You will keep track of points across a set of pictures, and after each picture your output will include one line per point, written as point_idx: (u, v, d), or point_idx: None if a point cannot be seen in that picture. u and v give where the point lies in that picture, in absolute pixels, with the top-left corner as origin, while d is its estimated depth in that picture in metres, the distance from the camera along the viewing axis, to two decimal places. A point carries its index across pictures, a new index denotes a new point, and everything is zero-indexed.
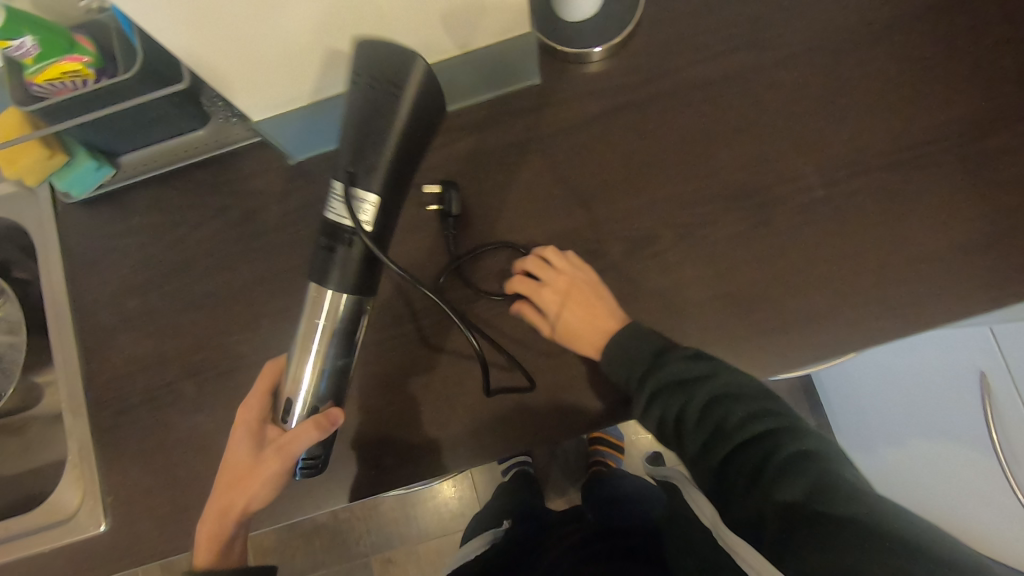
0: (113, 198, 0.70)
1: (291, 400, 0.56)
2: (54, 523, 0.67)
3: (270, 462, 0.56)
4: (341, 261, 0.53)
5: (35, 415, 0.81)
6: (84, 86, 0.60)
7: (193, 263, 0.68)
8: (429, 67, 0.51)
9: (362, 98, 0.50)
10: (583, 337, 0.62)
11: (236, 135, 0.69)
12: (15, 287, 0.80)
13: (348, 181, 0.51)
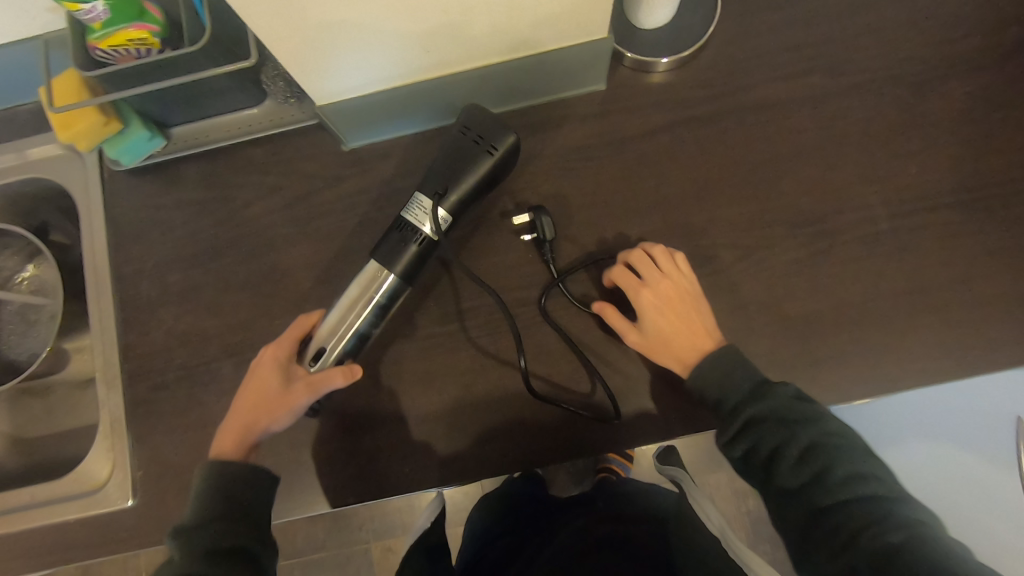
0: (163, 170, 0.69)
1: (321, 345, 0.58)
2: (81, 492, 0.67)
3: (297, 394, 0.57)
4: (405, 250, 0.59)
5: (57, 382, 0.80)
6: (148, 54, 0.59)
7: (238, 242, 0.67)
8: (518, 142, 0.60)
9: (462, 146, 0.60)
10: (672, 348, 0.59)
11: (292, 116, 0.68)
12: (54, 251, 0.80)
13: (434, 198, 0.59)
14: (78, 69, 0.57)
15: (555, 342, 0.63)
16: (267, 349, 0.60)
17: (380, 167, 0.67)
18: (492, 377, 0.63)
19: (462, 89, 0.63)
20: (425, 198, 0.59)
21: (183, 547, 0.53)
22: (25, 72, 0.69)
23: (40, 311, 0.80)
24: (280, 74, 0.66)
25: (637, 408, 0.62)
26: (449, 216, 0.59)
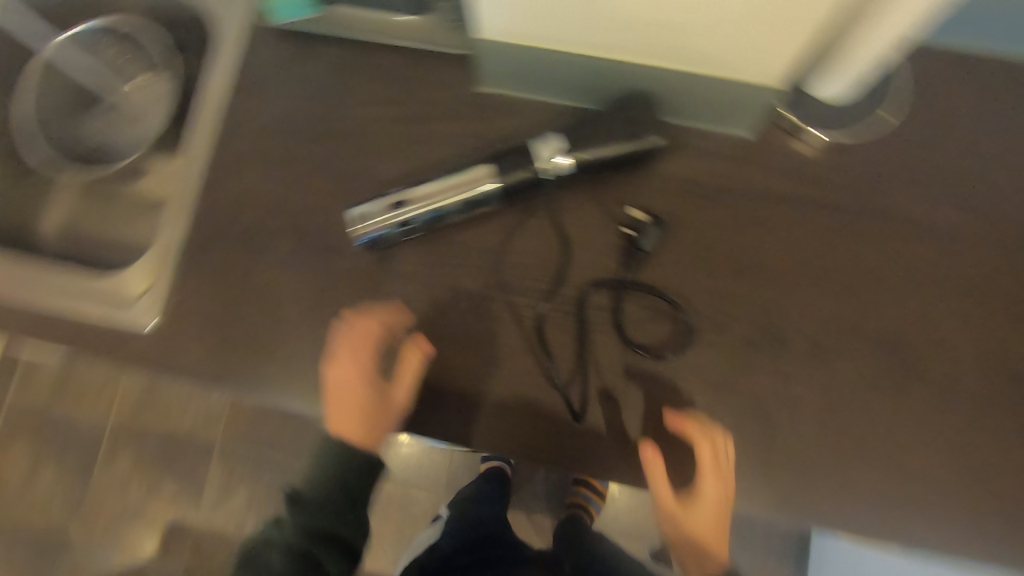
0: (303, 40, 0.69)
1: (398, 204, 0.60)
2: (108, 298, 0.67)
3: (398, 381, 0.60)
4: (516, 171, 0.59)
5: (130, 192, 0.82)
6: None
7: (344, 134, 0.67)
8: (659, 149, 0.61)
9: (614, 124, 0.60)
10: (699, 528, 0.61)
11: (442, 39, 0.66)
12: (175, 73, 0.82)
13: (567, 146, 0.59)
14: None
15: (598, 355, 0.60)
16: (346, 352, 0.61)
17: (502, 121, 0.66)
18: (522, 362, 0.60)
19: (616, 80, 0.62)
20: (556, 140, 0.59)
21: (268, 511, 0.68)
22: None
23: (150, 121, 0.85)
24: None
25: (653, 452, 0.59)
26: (568, 166, 0.60)
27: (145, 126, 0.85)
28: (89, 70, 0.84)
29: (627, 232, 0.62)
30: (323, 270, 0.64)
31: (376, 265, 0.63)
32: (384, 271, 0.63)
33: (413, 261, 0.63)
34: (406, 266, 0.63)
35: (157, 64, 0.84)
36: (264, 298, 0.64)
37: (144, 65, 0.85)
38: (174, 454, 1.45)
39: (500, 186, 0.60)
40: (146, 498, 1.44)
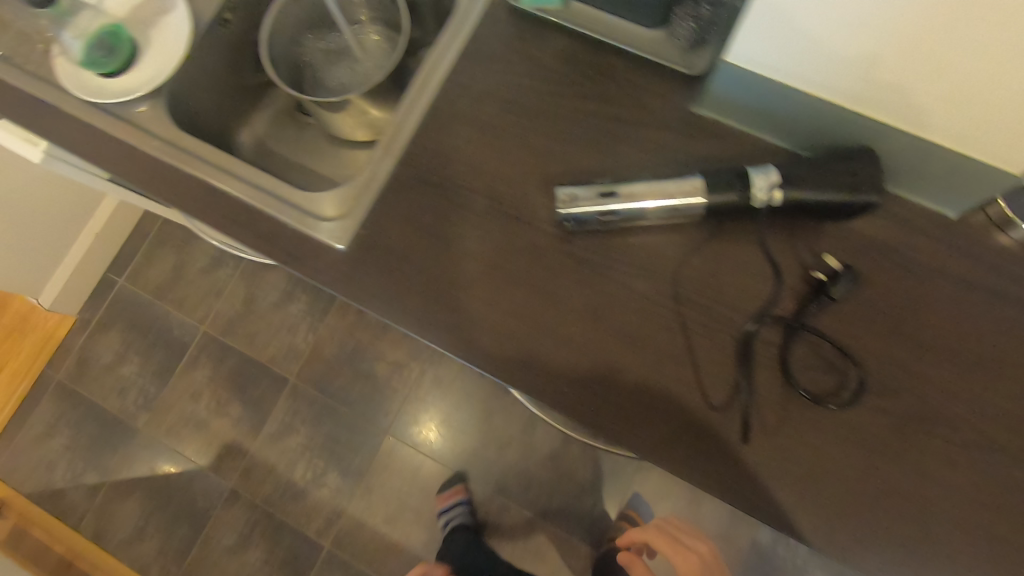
0: (538, 26, 0.72)
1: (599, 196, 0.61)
2: (303, 210, 0.69)
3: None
4: (724, 193, 0.60)
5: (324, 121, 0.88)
6: None
7: (557, 118, 0.69)
8: (875, 206, 0.60)
9: (834, 170, 0.60)
10: None
11: (670, 55, 0.69)
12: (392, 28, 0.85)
13: (782, 181, 0.59)
14: None
15: (762, 389, 0.60)
16: None
17: (712, 144, 0.67)
18: (683, 374, 0.62)
19: (843, 130, 0.63)
20: (773, 172, 0.59)
21: None
22: None
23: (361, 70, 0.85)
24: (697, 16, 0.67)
25: (793, 497, 0.59)
26: (779, 201, 0.60)
27: (356, 69, 0.86)
28: (321, 2, 0.82)
29: (821, 276, 0.62)
30: (510, 239, 0.66)
31: (562, 247, 0.65)
32: (567, 255, 0.65)
33: (600, 253, 0.65)
34: (590, 255, 0.65)
35: (385, 18, 0.85)
36: (449, 249, 0.66)
37: (370, 11, 0.85)
38: (248, 381, 1.50)
39: (705, 202, 0.61)
40: (211, 415, 1.49)
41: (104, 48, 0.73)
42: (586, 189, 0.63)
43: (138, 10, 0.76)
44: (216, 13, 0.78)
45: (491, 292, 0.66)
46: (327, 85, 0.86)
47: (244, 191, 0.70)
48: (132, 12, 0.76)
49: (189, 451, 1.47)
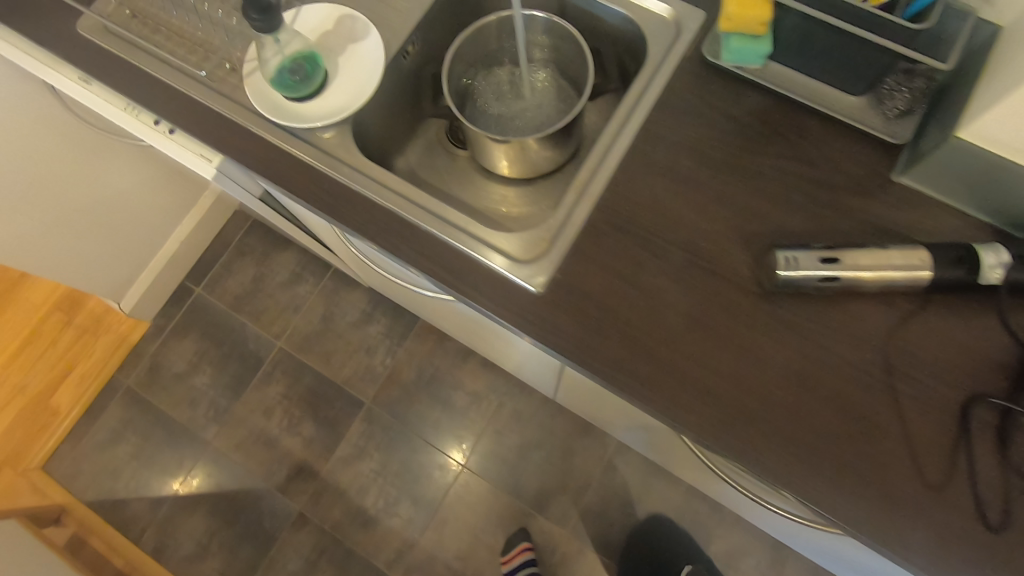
0: (735, 84, 0.72)
1: (821, 262, 0.60)
2: (496, 247, 0.68)
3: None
4: (950, 270, 0.59)
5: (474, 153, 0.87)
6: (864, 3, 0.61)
7: (754, 176, 0.69)
8: None
9: None
10: None
11: (872, 122, 0.69)
12: (561, 74, 0.86)
13: (1015, 262, 0.59)
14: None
15: (982, 470, 0.58)
16: None
17: (919, 214, 0.66)
18: (895, 450, 0.60)
19: None
20: (1003, 251, 0.59)
21: None
22: None
23: (524, 114, 0.86)
24: (905, 88, 0.67)
25: None
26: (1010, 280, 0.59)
27: (534, 113, 0.86)
28: (512, 36, 0.82)
29: None
30: (711, 295, 0.65)
31: (765, 308, 0.64)
32: (771, 317, 0.64)
33: (805, 317, 0.64)
34: (795, 319, 0.64)
35: (564, 69, 0.86)
36: (648, 302, 0.65)
37: (545, 54, 0.86)
38: (322, 400, 1.48)
39: (930, 277, 0.60)
40: (283, 432, 1.46)
41: (297, 73, 0.73)
42: (806, 252, 0.61)
43: (328, 38, 0.77)
44: (401, 46, 0.78)
45: (692, 348, 0.64)
46: (505, 126, 0.86)
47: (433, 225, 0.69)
48: (322, 39, 0.77)
49: (258, 468, 1.44)
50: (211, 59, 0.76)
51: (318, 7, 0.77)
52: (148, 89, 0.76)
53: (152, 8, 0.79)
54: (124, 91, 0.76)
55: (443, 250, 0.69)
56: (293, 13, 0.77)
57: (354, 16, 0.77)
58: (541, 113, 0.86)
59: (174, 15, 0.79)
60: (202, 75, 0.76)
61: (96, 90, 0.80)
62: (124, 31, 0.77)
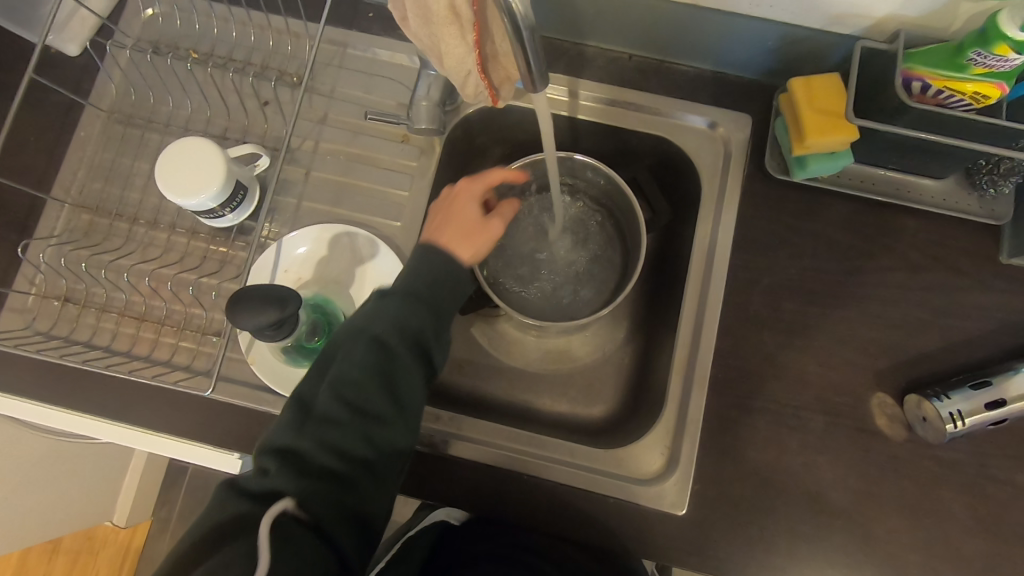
0: (809, 196, 0.64)
1: (987, 403, 0.54)
2: (620, 474, 0.60)
3: (481, 243, 0.57)
4: None
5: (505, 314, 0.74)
6: (964, 110, 0.52)
7: (862, 301, 0.62)
8: None
9: None
10: None
11: (966, 206, 0.61)
12: (592, 202, 0.73)
13: None
14: (897, 91, 0.51)
15: None
16: None
17: None
18: None
19: None
20: None
21: (388, 323, 0.50)
22: (723, 38, 0.61)
23: (554, 264, 0.74)
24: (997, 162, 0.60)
25: None
26: None
27: (585, 276, 0.73)
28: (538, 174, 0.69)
29: None
30: (865, 458, 0.58)
31: (926, 454, 0.58)
32: (935, 463, 0.58)
33: (967, 452, 0.58)
34: (961, 458, 0.58)
35: (601, 201, 0.73)
36: (805, 485, 0.58)
37: (581, 185, 0.72)
38: None
39: None
40: None
41: (313, 333, 0.57)
42: (968, 394, 0.54)
43: (329, 267, 0.62)
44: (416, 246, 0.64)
45: (867, 524, 0.57)
46: (556, 307, 0.73)
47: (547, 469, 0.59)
48: (322, 272, 0.62)
49: None
50: (188, 336, 0.60)
51: (305, 233, 0.61)
52: (120, 397, 0.59)
53: (87, 286, 0.61)
54: (89, 409, 0.59)
55: (554, 491, 0.58)
56: (277, 245, 0.61)
57: (350, 232, 0.62)
58: (577, 257, 0.74)
59: (117, 288, 0.61)
60: (187, 360, 0.60)
61: (18, 401, 0.58)
62: (63, 331, 0.60)
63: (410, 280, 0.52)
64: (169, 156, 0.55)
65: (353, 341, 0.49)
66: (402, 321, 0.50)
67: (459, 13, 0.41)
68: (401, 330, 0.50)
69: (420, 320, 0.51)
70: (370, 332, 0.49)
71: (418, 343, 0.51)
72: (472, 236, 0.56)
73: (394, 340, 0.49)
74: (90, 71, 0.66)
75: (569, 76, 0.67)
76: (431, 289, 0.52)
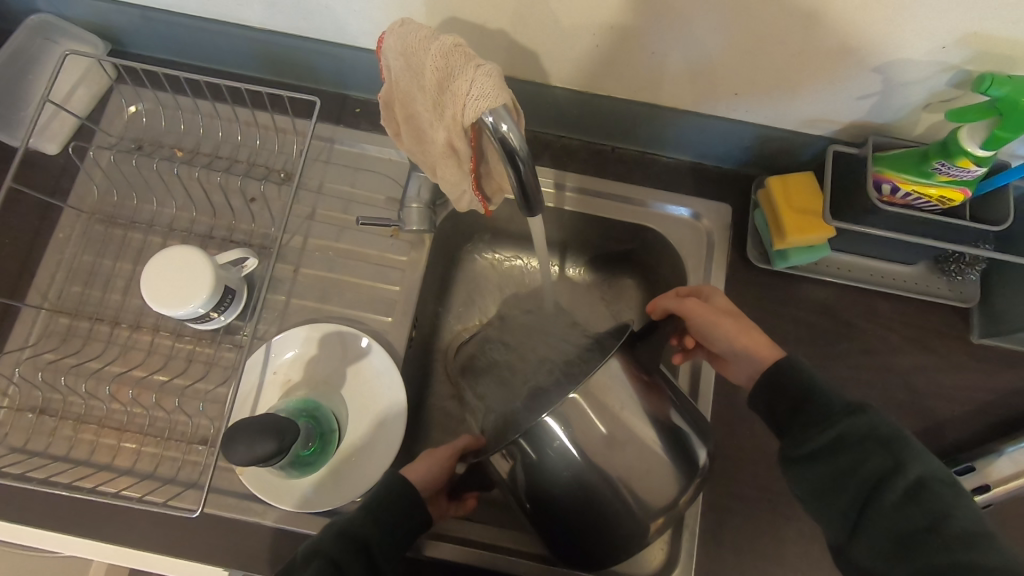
0: (789, 282, 0.66)
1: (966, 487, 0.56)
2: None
3: (431, 467, 0.55)
4: None
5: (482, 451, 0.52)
6: (930, 212, 0.55)
7: (848, 384, 0.63)
8: None
9: None
10: None
11: (936, 290, 0.65)
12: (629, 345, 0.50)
13: None
14: (869, 197, 0.54)
15: None
16: None
17: (1017, 375, 0.63)
18: None
19: None
20: None
21: (349, 535, 0.48)
22: (701, 135, 0.64)
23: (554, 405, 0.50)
24: None
25: None
26: None
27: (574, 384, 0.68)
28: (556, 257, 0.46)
29: None
30: None
31: None
32: None
33: None
34: None
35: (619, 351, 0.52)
36: None
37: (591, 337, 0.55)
38: None
39: None
40: None
41: (308, 441, 0.57)
42: None
43: (318, 367, 0.61)
44: (408, 341, 0.63)
45: None
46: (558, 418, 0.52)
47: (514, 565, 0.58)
48: (312, 372, 0.61)
49: None
50: (172, 446, 0.58)
51: (293, 335, 0.61)
52: (101, 514, 0.57)
53: (64, 396, 0.59)
54: (66, 528, 0.56)
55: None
56: (266, 347, 0.61)
57: (342, 331, 0.61)
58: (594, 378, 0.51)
59: (97, 396, 0.59)
60: (170, 473, 0.57)
61: None
62: (38, 445, 0.57)
63: (372, 496, 0.51)
64: (157, 266, 0.54)
65: (305, 563, 0.46)
66: (352, 536, 0.48)
67: (456, 147, 0.42)
68: (349, 544, 0.47)
69: (377, 535, 0.48)
70: (323, 554, 0.46)
71: (367, 554, 0.48)
72: (431, 454, 0.56)
73: (348, 557, 0.47)
74: (70, 170, 0.65)
75: (554, 169, 0.69)
76: (395, 506, 0.50)
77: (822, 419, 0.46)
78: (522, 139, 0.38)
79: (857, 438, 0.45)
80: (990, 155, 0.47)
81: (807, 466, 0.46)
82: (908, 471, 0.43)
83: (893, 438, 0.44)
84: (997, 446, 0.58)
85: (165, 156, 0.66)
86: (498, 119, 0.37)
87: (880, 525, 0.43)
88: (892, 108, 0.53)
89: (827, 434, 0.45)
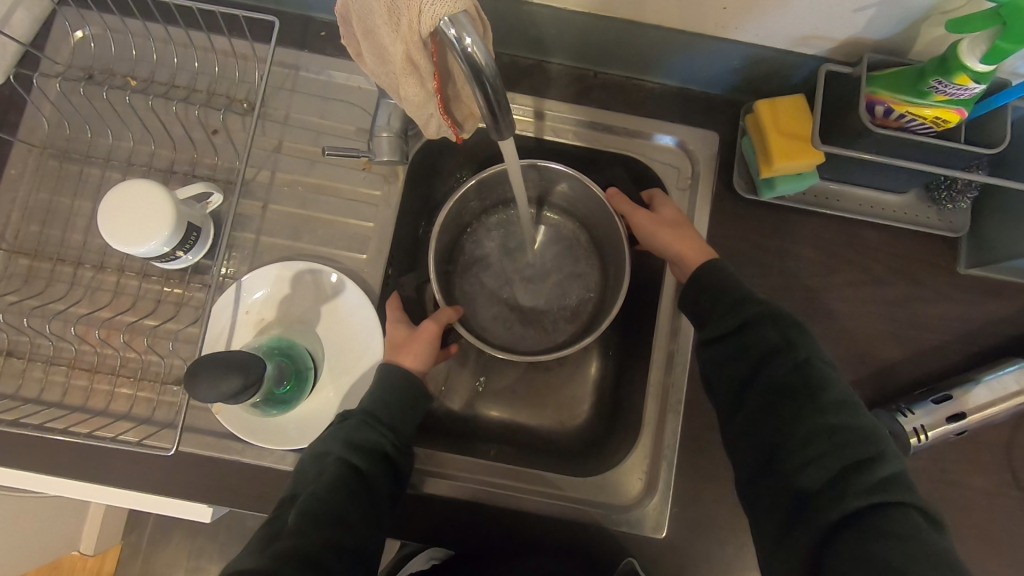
0: (775, 212, 0.64)
1: (943, 413, 0.56)
2: (594, 501, 0.59)
3: (421, 347, 0.57)
4: None
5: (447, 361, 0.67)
6: (924, 135, 0.52)
7: (828, 313, 0.62)
8: None
9: None
10: None
11: (926, 220, 0.63)
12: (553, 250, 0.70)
13: None
14: (864, 121, 0.51)
15: None
16: None
17: (996, 305, 0.62)
18: None
19: None
20: None
21: (350, 438, 0.49)
22: (688, 58, 0.61)
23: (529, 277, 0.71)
24: None
25: None
26: None
27: (556, 298, 0.70)
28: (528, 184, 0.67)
29: None
30: None
31: None
32: None
33: (931, 459, 0.58)
34: (925, 464, 0.58)
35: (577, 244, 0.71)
36: None
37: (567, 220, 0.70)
38: None
39: None
40: None
41: (283, 379, 0.56)
42: (931, 408, 0.56)
43: (292, 306, 0.60)
44: (384, 278, 0.62)
45: None
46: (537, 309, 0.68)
47: (508, 499, 0.58)
48: (285, 311, 0.60)
49: None
50: (146, 386, 0.57)
51: (264, 273, 0.59)
52: (79, 453, 0.56)
53: (31, 339, 0.57)
54: (43, 468, 0.56)
55: (541, 505, 0.58)
56: (236, 286, 0.59)
57: (314, 268, 0.59)
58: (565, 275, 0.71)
59: (66, 339, 0.58)
60: (147, 413, 0.56)
61: None
62: (9, 388, 0.56)
63: (371, 405, 0.51)
64: (110, 202, 0.51)
65: (319, 466, 0.47)
66: (361, 442, 0.49)
67: (416, 63, 0.39)
68: (359, 448, 0.48)
69: (380, 437, 0.50)
70: (333, 456, 0.47)
71: (382, 453, 0.49)
72: (408, 344, 0.57)
73: (358, 454, 0.48)
74: (16, 102, 0.61)
75: (534, 97, 0.65)
76: (391, 411, 0.51)
77: (734, 309, 0.50)
78: (489, 55, 0.35)
79: (759, 323, 0.48)
80: (989, 67, 0.44)
81: (715, 346, 0.50)
82: (793, 351, 0.46)
83: (790, 325, 0.47)
84: (974, 376, 0.58)
85: (118, 85, 0.62)
86: (460, 31, 0.34)
87: (768, 393, 0.46)
88: (890, 21, 0.50)
89: (734, 321, 0.49)
